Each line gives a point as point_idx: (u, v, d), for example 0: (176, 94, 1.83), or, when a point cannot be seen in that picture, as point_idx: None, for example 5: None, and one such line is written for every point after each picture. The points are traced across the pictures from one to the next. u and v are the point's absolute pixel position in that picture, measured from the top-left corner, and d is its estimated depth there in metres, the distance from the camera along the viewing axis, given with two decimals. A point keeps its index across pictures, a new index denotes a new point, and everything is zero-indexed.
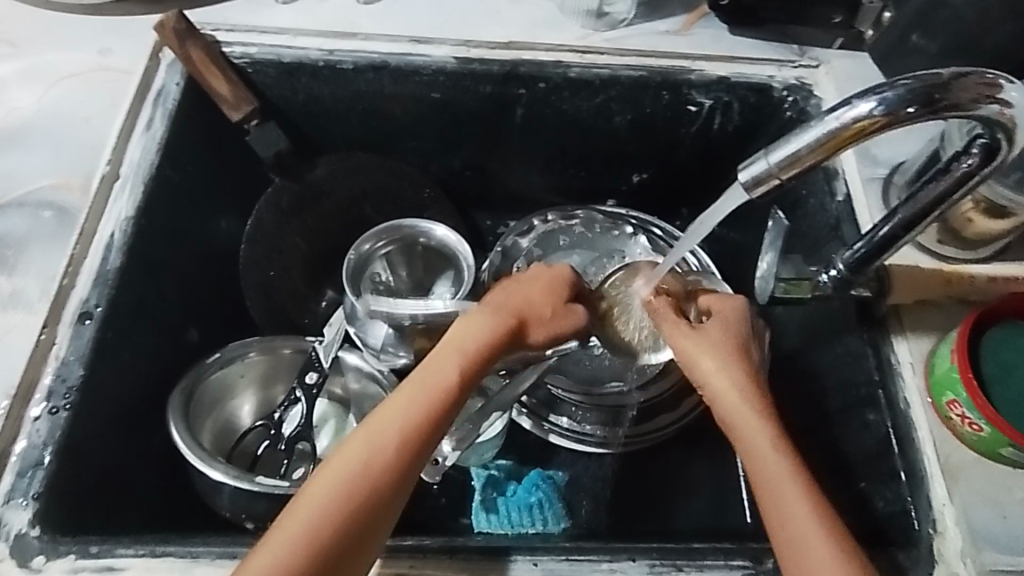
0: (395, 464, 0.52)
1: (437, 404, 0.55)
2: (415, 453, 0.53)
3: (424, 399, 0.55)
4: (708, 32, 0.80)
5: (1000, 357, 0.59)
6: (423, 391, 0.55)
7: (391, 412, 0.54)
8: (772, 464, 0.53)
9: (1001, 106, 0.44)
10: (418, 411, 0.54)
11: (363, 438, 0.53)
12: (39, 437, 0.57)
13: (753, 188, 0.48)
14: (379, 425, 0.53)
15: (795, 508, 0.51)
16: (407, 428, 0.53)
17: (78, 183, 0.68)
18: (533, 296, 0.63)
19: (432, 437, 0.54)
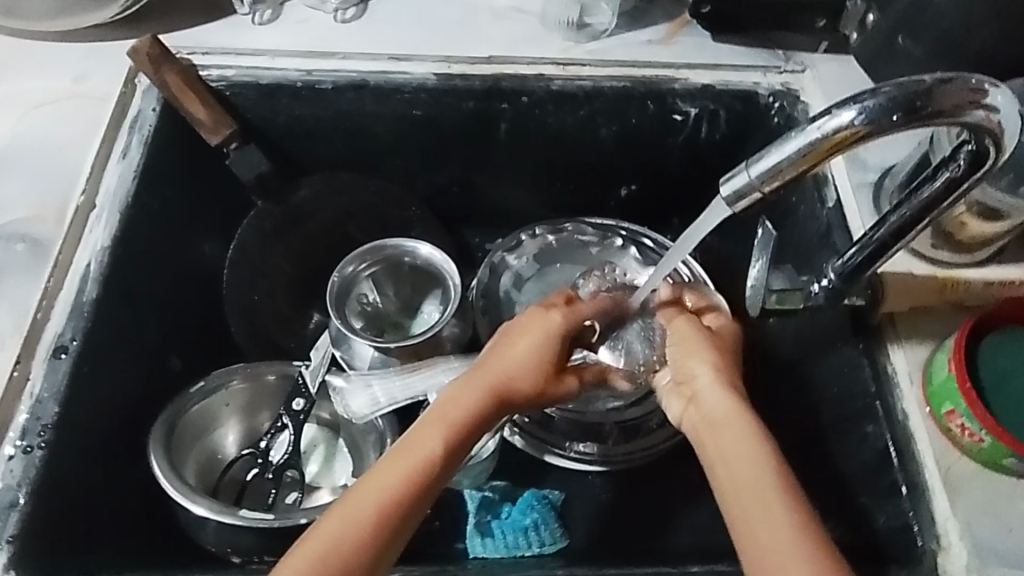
0: (370, 540, 0.50)
1: (417, 476, 0.52)
2: (393, 529, 0.50)
3: (405, 471, 0.52)
4: (692, 41, 0.79)
5: (998, 364, 0.58)
6: (400, 465, 0.52)
7: (369, 488, 0.51)
8: (753, 472, 0.51)
9: (986, 111, 0.43)
10: (398, 484, 0.51)
11: (340, 512, 0.50)
12: (15, 477, 0.56)
13: (735, 203, 0.47)
14: (369, 493, 0.51)
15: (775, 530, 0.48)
16: (384, 505, 0.51)
17: (54, 214, 0.67)
18: (529, 354, 0.59)
19: (414, 512, 0.51)
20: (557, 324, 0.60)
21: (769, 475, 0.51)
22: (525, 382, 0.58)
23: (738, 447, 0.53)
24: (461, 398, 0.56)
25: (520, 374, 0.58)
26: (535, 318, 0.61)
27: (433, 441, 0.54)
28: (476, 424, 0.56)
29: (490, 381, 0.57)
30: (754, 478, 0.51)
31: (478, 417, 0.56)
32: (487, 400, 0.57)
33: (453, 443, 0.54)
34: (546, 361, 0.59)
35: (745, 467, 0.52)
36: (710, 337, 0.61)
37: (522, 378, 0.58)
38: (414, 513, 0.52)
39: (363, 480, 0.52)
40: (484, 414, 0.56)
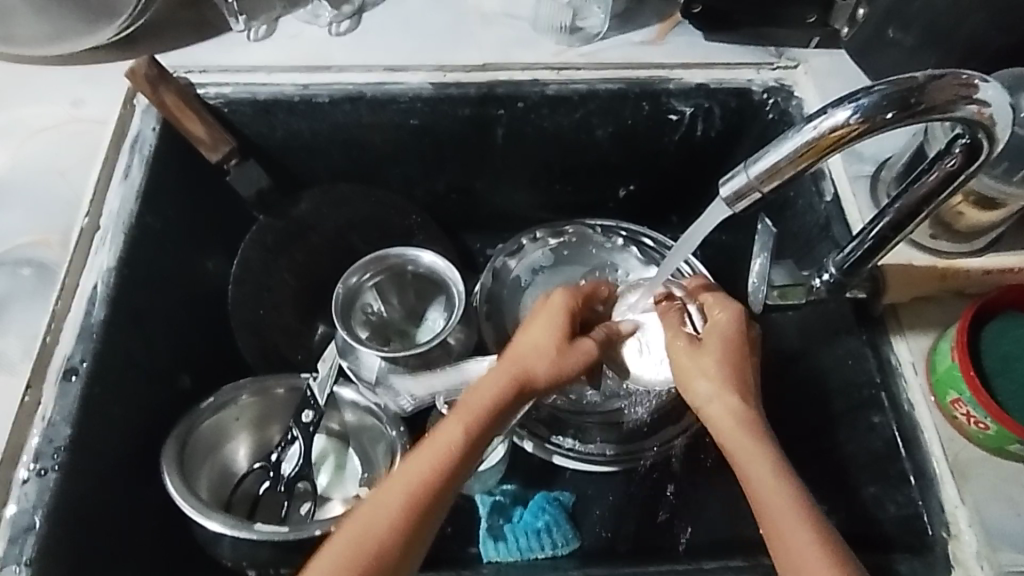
0: (401, 529, 0.51)
1: (443, 463, 0.53)
2: (421, 516, 0.51)
3: (431, 460, 0.53)
4: (683, 40, 0.79)
5: (1001, 350, 0.58)
6: (427, 455, 0.53)
7: (396, 481, 0.52)
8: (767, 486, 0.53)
9: (978, 105, 0.43)
10: (425, 473, 0.52)
11: (371, 504, 0.51)
12: (29, 501, 0.56)
13: (735, 203, 0.48)
14: (398, 482, 0.52)
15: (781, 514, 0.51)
16: (411, 494, 0.52)
17: (57, 237, 0.67)
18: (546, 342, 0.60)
19: (442, 499, 0.52)
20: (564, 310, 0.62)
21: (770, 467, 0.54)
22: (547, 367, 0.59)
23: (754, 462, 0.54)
24: (488, 387, 0.57)
25: (535, 360, 0.59)
26: (552, 312, 0.62)
27: (458, 430, 0.54)
28: (500, 410, 0.56)
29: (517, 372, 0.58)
30: (772, 492, 0.52)
31: (497, 403, 0.56)
32: (509, 387, 0.57)
33: (478, 430, 0.55)
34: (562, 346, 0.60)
35: (762, 483, 0.53)
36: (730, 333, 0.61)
37: (538, 364, 0.58)
38: (439, 503, 0.52)
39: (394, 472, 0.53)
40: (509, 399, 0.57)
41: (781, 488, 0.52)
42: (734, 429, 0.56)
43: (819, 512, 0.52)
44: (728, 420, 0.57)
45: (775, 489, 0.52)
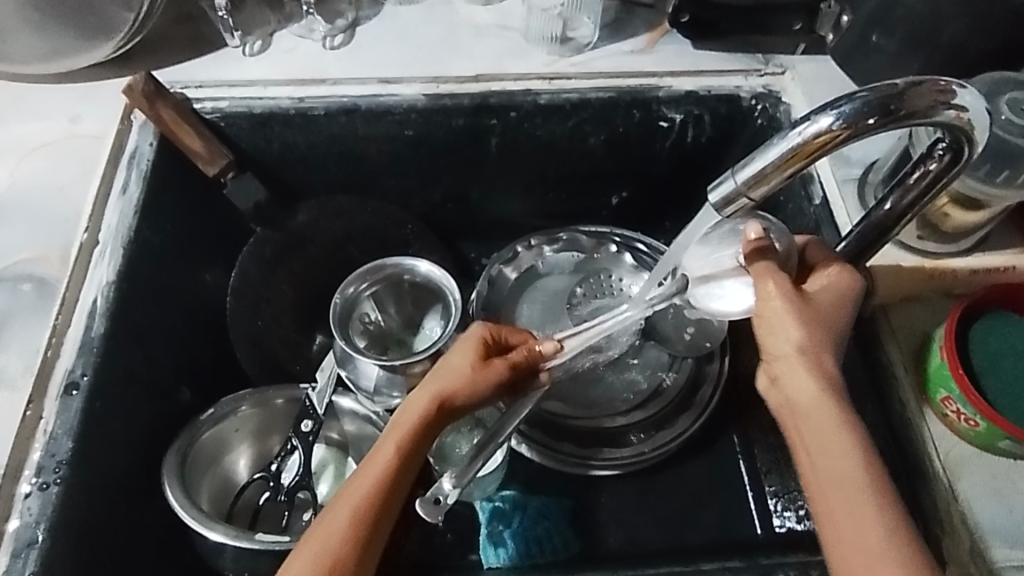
0: (344, 551, 0.53)
1: (375, 487, 0.56)
2: (366, 536, 0.54)
3: (365, 484, 0.56)
4: (672, 48, 0.80)
5: (988, 348, 0.59)
6: (365, 481, 0.56)
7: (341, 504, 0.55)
8: (847, 480, 0.49)
9: (957, 110, 0.45)
10: (363, 499, 0.55)
11: (311, 533, 0.54)
12: (32, 515, 0.57)
13: (724, 208, 0.49)
14: (347, 506, 0.55)
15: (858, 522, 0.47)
16: (349, 519, 0.54)
17: (57, 253, 0.68)
18: (462, 364, 0.62)
19: (383, 521, 0.55)
20: (479, 334, 0.64)
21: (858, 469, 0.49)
22: (464, 388, 0.61)
23: (836, 452, 0.49)
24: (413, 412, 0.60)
25: (452, 379, 0.61)
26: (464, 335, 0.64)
27: (388, 456, 0.57)
28: (427, 432, 0.59)
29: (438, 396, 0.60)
30: (851, 485, 0.48)
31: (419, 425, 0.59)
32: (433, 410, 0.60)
33: (409, 452, 0.58)
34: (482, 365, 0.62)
35: (846, 475, 0.49)
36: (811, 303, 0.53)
37: (455, 382, 0.61)
38: (375, 525, 0.55)
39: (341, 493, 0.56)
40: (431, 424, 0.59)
41: (863, 483, 0.48)
42: (818, 411, 0.51)
43: (907, 524, 0.47)
44: (802, 399, 0.51)
45: (853, 477, 0.49)
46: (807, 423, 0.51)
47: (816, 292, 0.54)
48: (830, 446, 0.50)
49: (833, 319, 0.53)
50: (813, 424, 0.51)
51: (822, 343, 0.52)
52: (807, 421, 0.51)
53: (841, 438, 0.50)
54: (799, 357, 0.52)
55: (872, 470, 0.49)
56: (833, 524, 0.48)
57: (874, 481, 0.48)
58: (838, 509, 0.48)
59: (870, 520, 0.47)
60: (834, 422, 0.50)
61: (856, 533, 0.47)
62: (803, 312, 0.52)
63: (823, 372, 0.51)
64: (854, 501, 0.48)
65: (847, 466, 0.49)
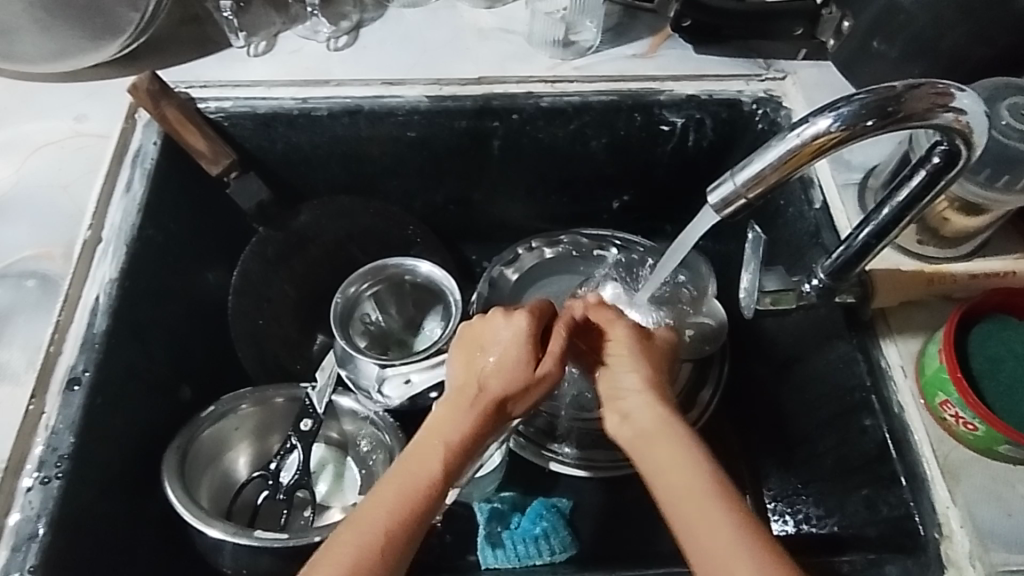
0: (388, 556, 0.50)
1: (428, 492, 0.54)
2: (408, 538, 0.52)
3: (419, 487, 0.54)
4: (674, 53, 0.81)
5: (988, 351, 0.59)
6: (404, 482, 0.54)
7: (379, 506, 0.52)
8: (689, 485, 0.52)
9: (954, 113, 0.45)
10: (401, 501, 0.53)
11: (349, 532, 0.51)
12: (33, 509, 0.57)
13: (724, 210, 0.49)
14: (386, 508, 0.52)
15: (710, 519, 0.50)
16: (393, 523, 0.52)
17: (61, 250, 0.68)
18: (507, 357, 0.60)
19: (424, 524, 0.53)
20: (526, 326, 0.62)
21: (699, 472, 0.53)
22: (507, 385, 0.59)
23: (676, 465, 0.54)
24: (453, 414, 0.58)
25: (503, 375, 0.60)
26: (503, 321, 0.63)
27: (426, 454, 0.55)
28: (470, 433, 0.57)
29: (479, 396, 0.59)
30: (689, 487, 0.52)
31: (471, 426, 0.58)
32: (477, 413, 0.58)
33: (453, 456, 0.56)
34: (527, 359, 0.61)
35: (685, 481, 0.53)
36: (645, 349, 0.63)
37: (509, 381, 0.59)
38: (419, 528, 0.52)
39: (377, 495, 0.54)
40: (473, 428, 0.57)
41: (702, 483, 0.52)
42: (652, 432, 0.56)
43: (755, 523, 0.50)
44: (639, 425, 0.57)
45: (693, 477, 0.53)
46: (651, 443, 0.56)
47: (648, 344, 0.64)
48: (672, 462, 0.54)
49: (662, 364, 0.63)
50: (651, 446, 0.56)
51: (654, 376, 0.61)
52: (650, 442, 0.56)
53: (682, 453, 0.54)
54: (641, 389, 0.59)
55: (709, 475, 0.53)
56: (687, 529, 0.51)
57: (719, 484, 0.52)
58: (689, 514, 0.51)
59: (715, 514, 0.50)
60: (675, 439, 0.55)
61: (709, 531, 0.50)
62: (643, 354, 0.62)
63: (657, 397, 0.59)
64: (699, 501, 0.51)
65: (686, 469, 0.53)
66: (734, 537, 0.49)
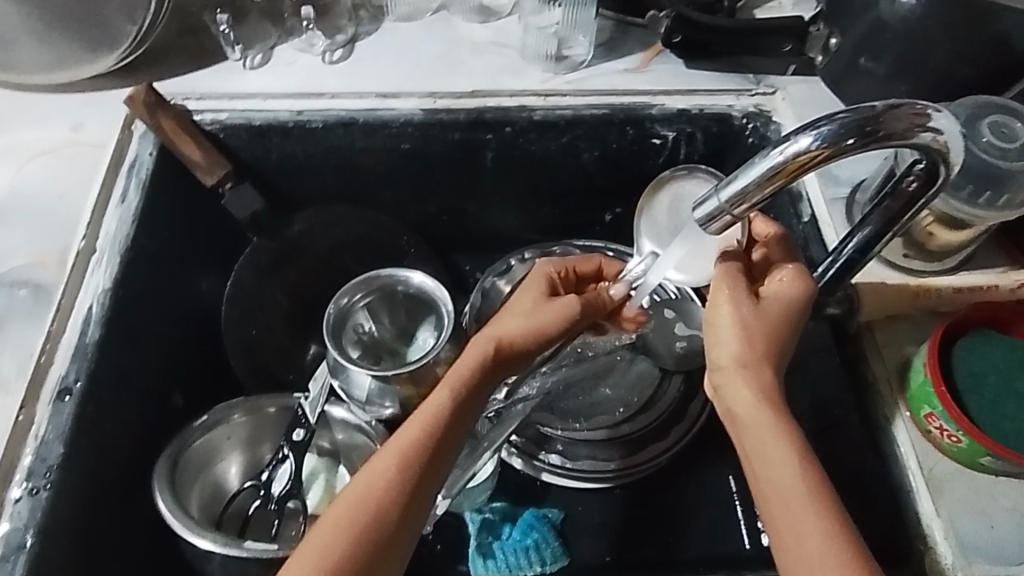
0: (395, 493, 0.53)
1: (432, 431, 0.55)
2: (416, 475, 0.54)
3: (420, 426, 0.55)
4: (665, 68, 0.82)
5: (972, 364, 0.60)
6: (414, 425, 0.56)
7: (393, 441, 0.55)
8: (789, 494, 0.50)
9: (933, 133, 0.46)
10: (412, 440, 0.55)
11: (367, 465, 0.55)
12: (21, 519, 0.57)
13: (708, 225, 0.49)
14: (395, 447, 0.55)
15: (805, 530, 0.49)
16: (400, 458, 0.54)
17: (54, 258, 0.68)
18: (520, 306, 0.63)
19: (431, 465, 0.55)
20: (541, 282, 0.66)
21: (798, 479, 0.50)
22: (517, 329, 0.60)
23: (781, 465, 0.51)
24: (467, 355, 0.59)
25: (511, 323, 0.61)
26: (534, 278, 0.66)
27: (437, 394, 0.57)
28: (479, 376, 0.58)
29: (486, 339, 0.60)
30: (788, 492, 0.50)
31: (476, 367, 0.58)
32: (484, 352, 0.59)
33: (461, 398, 0.57)
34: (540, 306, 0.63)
35: (784, 484, 0.50)
36: (764, 309, 0.55)
37: (517, 323, 0.61)
38: (429, 466, 0.55)
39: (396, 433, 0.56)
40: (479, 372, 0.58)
41: (801, 493, 0.50)
42: (766, 423, 0.52)
43: (850, 533, 0.49)
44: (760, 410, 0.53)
45: (790, 484, 0.50)
46: (747, 431, 0.53)
47: (769, 298, 0.55)
48: (780, 462, 0.51)
49: (785, 322, 0.55)
50: (754, 433, 0.52)
51: (766, 359, 0.54)
52: (748, 429, 0.53)
53: (789, 452, 0.51)
54: (739, 369, 0.54)
55: (812, 487, 0.50)
56: (785, 537, 0.49)
57: (815, 493, 0.50)
58: (786, 524, 0.49)
59: (812, 525, 0.49)
60: (771, 433, 0.52)
61: (801, 541, 0.49)
62: (760, 321, 0.54)
63: (762, 373, 0.54)
64: (794, 511, 0.49)
65: (782, 471, 0.51)
66: (827, 552, 0.48)
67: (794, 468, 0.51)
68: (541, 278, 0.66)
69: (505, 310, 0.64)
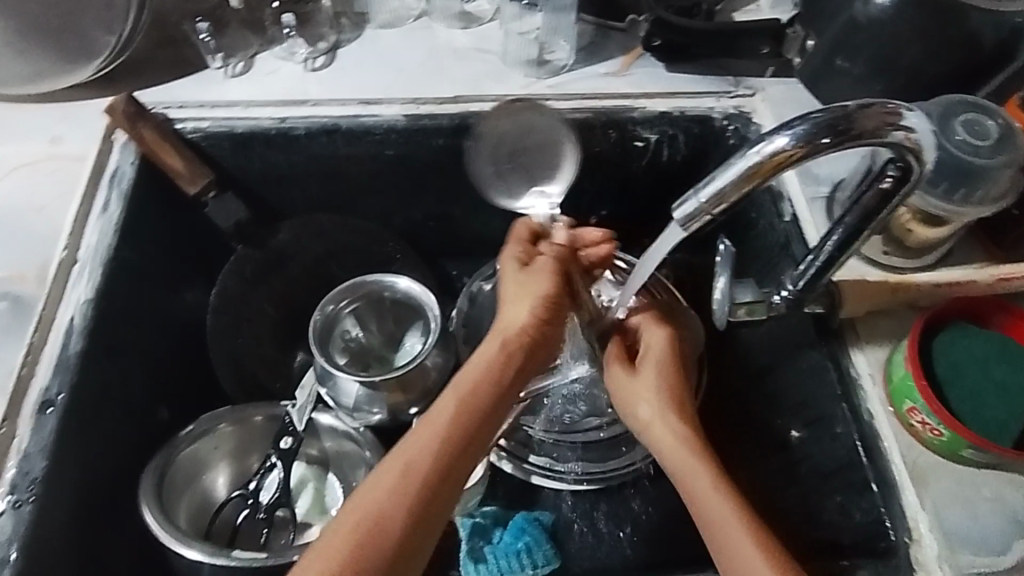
0: (403, 506, 0.54)
1: (440, 446, 0.57)
2: (432, 482, 0.55)
3: (427, 439, 0.57)
4: (646, 71, 0.83)
5: (953, 358, 0.61)
6: (427, 434, 0.57)
7: (406, 450, 0.56)
8: (712, 503, 0.58)
9: (904, 131, 0.47)
10: (425, 448, 0.56)
11: (379, 473, 0.56)
12: (4, 534, 0.57)
13: (687, 225, 0.50)
14: (407, 456, 0.56)
15: (731, 533, 0.56)
16: (415, 466, 0.55)
17: (35, 272, 0.68)
18: (520, 297, 0.66)
19: (450, 472, 0.56)
20: (538, 267, 0.67)
21: (719, 491, 0.59)
22: (522, 324, 0.63)
23: (699, 478, 0.60)
24: (482, 359, 0.62)
25: (517, 317, 0.64)
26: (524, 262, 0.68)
27: (447, 403, 0.59)
28: (490, 380, 0.61)
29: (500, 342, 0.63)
30: (711, 501, 0.58)
31: (486, 374, 0.61)
32: (497, 355, 0.62)
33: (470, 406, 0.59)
34: (540, 298, 0.65)
35: (706, 497, 0.59)
36: (659, 362, 0.68)
37: (524, 315, 0.64)
38: (445, 472, 0.56)
39: (408, 440, 0.57)
40: (493, 377, 0.61)
41: (723, 501, 0.58)
42: (686, 459, 0.62)
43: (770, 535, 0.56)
44: (677, 446, 0.63)
45: (711, 497, 0.59)
46: (673, 456, 0.62)
47: (647, 361, 0.68)
48: (710, 498, 0.58)
49: (676, 368, 0.68)
50: (677, 458, 0.62)
51: (671, 402, 0.66)
52: (671, 457, 0.63)
53: (714, 487, 0.59)
54: (656, 416, 0.65)
55: (731, 497, 0.58)
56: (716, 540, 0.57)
57: (734, 501, 0.58)
58: (714, 529, 0.57)
59: (736, 527, 0.56)
60: (688, 454, 0.62)
61: (731, 543, 0.56)
62: (658, 375, 0.67)
63: (672, 408, 0.65)
64: (718, 516, 0.57)
65: (705, 483, 0.60)
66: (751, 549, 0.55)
67: (715, 482, 0.59)
68: (512, 261, 0.69)
69: (505, 298, 0.67)
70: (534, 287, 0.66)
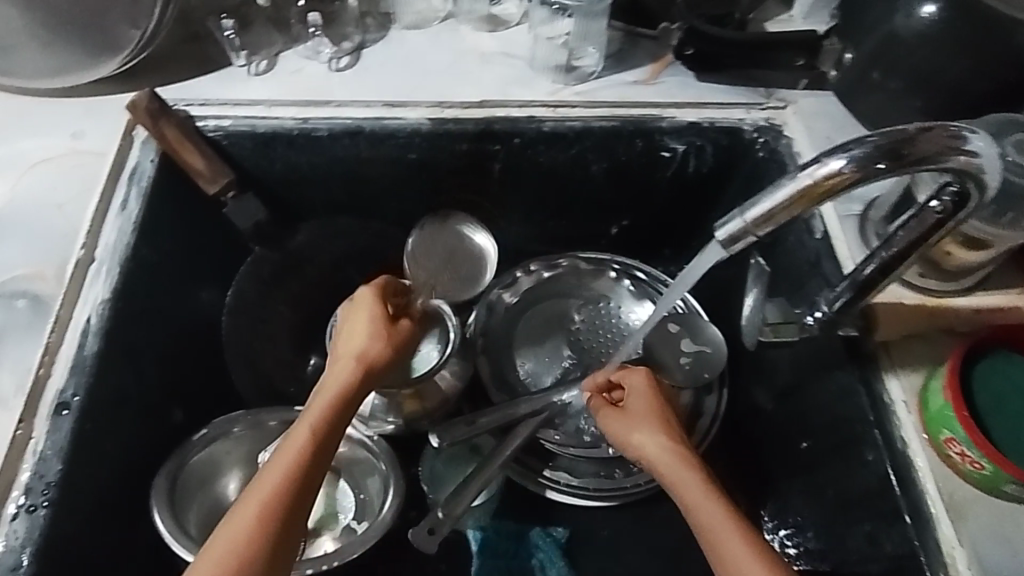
0: (258, 546, 0.51)
1: (286, 483, 0.53)
2: (282, 516, 0.52)
3: (276, 477, 0.53)
4: (676, 80, 0.81)
5: (994, 389, 0.59)
6: (276, 468, 0.54)
7: (255, 489, 0.53)
8: (703, 511, 0.55)
9: (966, 157, 0.45)
10: (276, 484, 0.53)
11: (230, 518, 0.52)
12: (17, 539, 0.56)
13: (729, 245, 0.48)
14: (256, 495, 0.53)
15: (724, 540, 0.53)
16: (266, 502, 0.52)
17: (53, 270, 0.67)
18: (359, 326, 0.63)
19: (297, 505, 0.53)
20: (371, 294, 0.65)
21: (709, 499, 0.56)
22: (369, 350, 0.61)
23: (687, 489, 0.57)
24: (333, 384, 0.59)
25: (359, 343, 0.62)
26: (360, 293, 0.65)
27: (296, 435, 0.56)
28: (341, 404, 0.58)
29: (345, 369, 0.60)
30: (701, 510, 0.55)
31: (336, 399, 0.58)
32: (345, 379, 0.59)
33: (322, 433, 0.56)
34: (378, 326, 0.63)
35: (697, 506, 0.56)
36: (641, 394, 0.66)
37: (365, 342, 0.62)
38: (298, 503, 0.53)
39: (258, 478, 0.54)
40: (346, 399, 0.59)
41: (713, 507, 0.55)
42: (677, 470, 0.59)
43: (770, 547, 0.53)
44: (667, 456, 0.60)
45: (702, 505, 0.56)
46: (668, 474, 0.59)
47: (630, 395, 0.66)
48: (703, 503, 0.56)
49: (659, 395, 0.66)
50: (669, 475, 0.59)
51: (661, 426, 0.63)
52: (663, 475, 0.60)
53: (709, 493, 0.56)
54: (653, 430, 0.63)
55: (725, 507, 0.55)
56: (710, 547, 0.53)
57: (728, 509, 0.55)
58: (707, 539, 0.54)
59: (732, 536, 0.53)
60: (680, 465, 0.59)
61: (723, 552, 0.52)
62: (644, 403, 0.65)
63: (665, 428, 0.63)
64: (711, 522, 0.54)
65: (695, 491, 0.57)
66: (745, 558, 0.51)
67: (705, 491, 0.57)
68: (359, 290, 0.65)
69: (342, 329, 0.64)
70: (367, 315, 0.63)
